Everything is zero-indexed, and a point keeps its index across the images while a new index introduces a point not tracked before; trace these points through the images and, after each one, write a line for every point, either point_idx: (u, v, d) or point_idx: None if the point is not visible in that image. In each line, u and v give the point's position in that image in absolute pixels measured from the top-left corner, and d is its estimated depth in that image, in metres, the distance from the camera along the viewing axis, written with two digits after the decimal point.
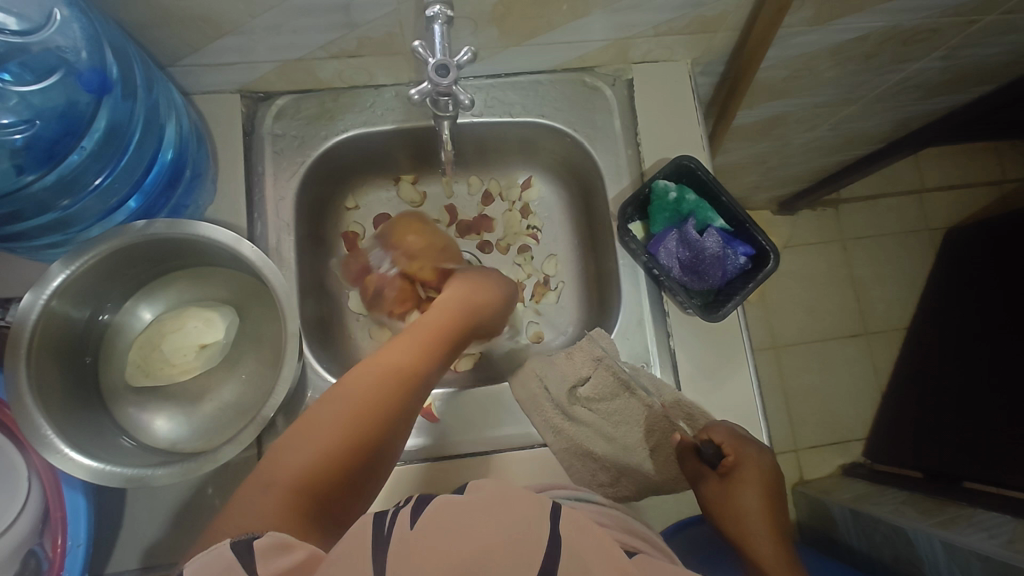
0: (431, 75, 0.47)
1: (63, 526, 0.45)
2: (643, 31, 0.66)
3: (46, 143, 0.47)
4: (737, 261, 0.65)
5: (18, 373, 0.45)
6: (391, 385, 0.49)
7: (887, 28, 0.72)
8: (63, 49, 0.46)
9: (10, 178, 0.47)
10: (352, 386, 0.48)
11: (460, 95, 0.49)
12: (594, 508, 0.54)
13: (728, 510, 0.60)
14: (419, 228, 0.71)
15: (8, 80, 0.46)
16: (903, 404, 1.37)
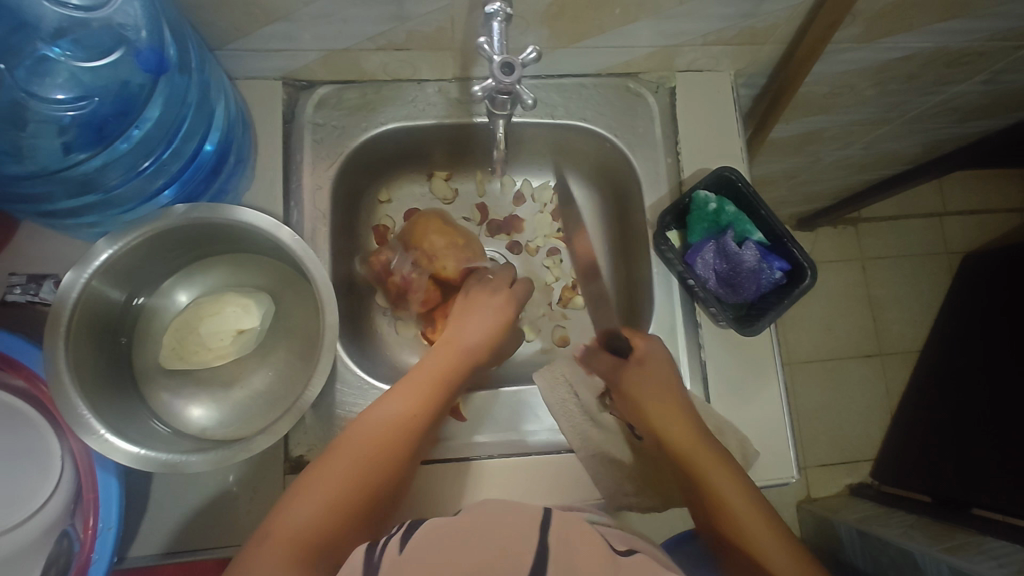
0: (495, 71, 0.46)
1: (94, 508, 0.44)
2: (691, 39, 0.66)
3: (100, 122, 0.48)
4: (772, 276, 0.63)
5: (56, 351, 0.45)
6: (394, 444, 0.51)
7: (935, 49, 0.72)
8: (123, 27, 0.46)
9: (59, 156, 0.48)
10: (355, 445, 0.50)
11: (523, 94, 0.48)
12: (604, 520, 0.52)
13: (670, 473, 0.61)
14: (441, 227, 0.72)
15: (71, 56, 0.47)
16: (915, 427, 1.36)
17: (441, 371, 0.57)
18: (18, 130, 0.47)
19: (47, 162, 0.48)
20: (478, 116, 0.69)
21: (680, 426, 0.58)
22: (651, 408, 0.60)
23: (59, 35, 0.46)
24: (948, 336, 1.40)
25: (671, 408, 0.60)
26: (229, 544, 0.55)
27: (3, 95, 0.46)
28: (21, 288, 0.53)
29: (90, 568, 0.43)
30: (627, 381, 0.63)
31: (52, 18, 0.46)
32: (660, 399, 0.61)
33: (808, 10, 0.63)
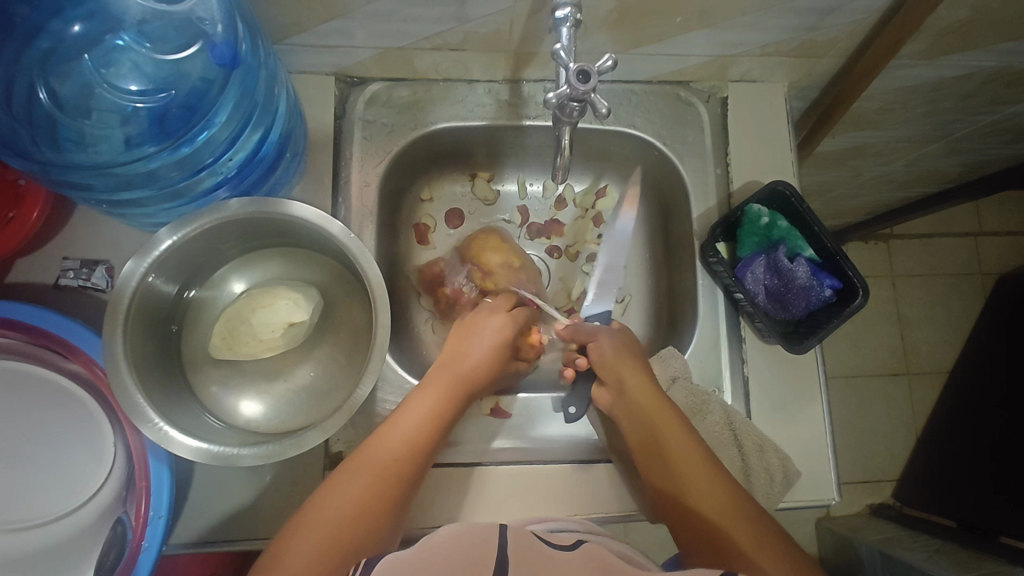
0: (572, 78, 0.45)
1: (146, 495, 0.45)
2: (748, 50, 0.65)
3: (173, 114, 0.48)
4: (822, 293, 0.62)
5: (114, 338, 0.45)
6: (382, 492, 0.49)
7: (996, 68, 0.70)
8: (202, 21, 0.46)
9: (130, 147, 0.48)
10: (342, 495, 0.48)
11: (598, 103, 0.46)
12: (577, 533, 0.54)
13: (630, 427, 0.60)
14: (499, 245, 0.71)
15: (148, 48, 0.48)
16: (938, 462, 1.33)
17: (435, 408, 0.54)
18: (91, 116, 0.48)
19: (119, 152, 0.48)
20: (528, 119, 0.69)
21: (650, 408, 0.58)
22: (631, 386, 0.60)
23: (141, 26, 0.47)
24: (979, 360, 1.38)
25: (643, 388, 0.60)
26: (268, 536, 0.56)
27: (79, 82, 0.48)
28: (74, 272, 0.55)
29: (140, 555, 0.44)
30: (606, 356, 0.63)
31: (133, 10, 0.46)
32: (633, 377, 0.61)
33: (872, 25, 0.61)
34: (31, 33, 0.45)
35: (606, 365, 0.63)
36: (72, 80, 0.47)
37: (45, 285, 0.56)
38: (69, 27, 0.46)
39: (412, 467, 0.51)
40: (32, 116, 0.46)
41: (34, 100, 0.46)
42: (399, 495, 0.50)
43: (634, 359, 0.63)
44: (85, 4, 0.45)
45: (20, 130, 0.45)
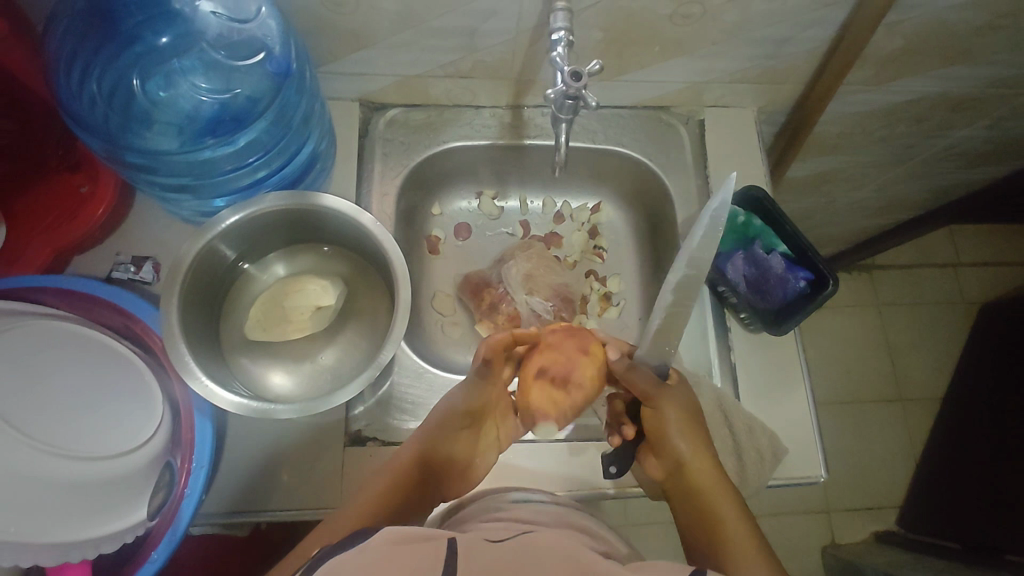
0: (567, 78, 0.53)
1: (190, 448, 0.50)
2: (719, 77, 0.75)
3: (231, 116, 0.57)
4: (797, 285, 0.68)
5: (170, 306, 0.51)
6: (407, 486, 0.54)
7: (938, 93, 0.80)
8: (263, 39, 0.56)
9: (194, 142, 0.56)
10: (353, 509, 0.52)
11: (589, 98, 0.55)
12: (535, 507, 0.56)
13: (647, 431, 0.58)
14: (538, 254, 0.81)
15: (217, 59, 0.57)
16: (935, 478, 1.37)
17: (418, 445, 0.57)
18: (160, 108, 0.56)
19: (185, 145, 0.56)
20: (529, 139, 0.78)
21: (689, 442, 0.57)
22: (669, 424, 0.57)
23: (217, 39, 0.56)
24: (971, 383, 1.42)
25: (687, 431, 0.58)
26: (291, 509, 0.59)
27: (156, 84, 0.56)
28: (124, 266, 0.62)
29: (182, 503, 0.49)
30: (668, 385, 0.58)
31: (212, 27, 0.56)
32: (677, 421, 0.57)
33: (823, 53, 0.72)
34: (128, 39, 0.54)
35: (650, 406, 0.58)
36: (150, 79, 0.56)
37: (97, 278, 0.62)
38: (157, 38, 0.55)
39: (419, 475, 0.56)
40: (113, 97, 0.55)
41: (119, 84, 0.55)
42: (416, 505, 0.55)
43: (691, 411, 0.59)
44: (173, 22, 0.55)
45: (105, 119, 0.54)
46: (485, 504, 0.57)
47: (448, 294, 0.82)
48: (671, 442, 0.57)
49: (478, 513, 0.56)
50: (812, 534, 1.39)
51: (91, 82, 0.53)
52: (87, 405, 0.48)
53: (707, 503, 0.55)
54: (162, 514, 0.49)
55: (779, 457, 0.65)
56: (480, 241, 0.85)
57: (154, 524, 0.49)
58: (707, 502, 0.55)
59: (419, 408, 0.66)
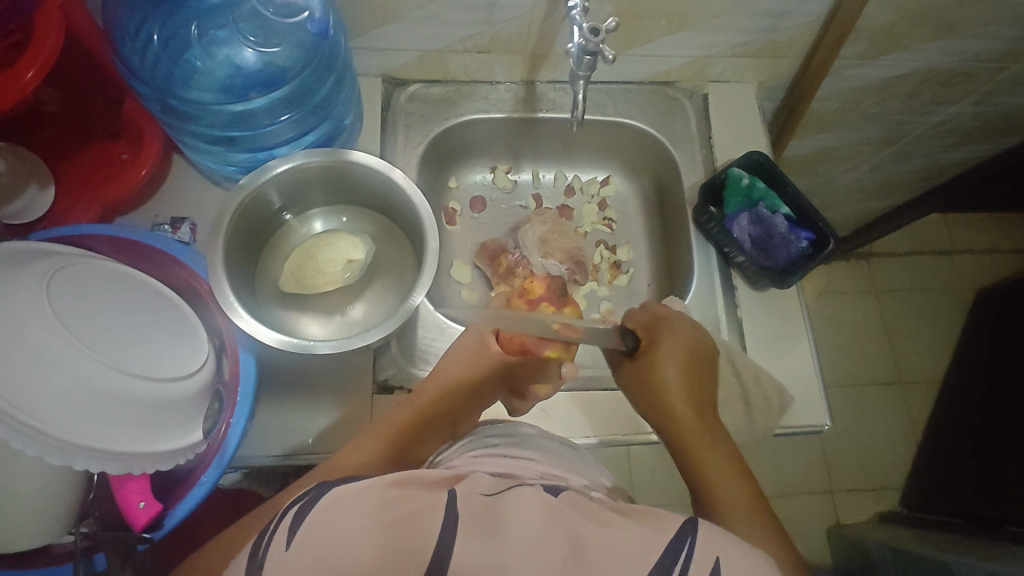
0: (586, 32, 0.57)
1: (236, 380, 0.54)
2: (722, 51, 0.79)
3: (272, 73, 0.61)
4: (799, 244, 0.72)
5: (215, 247, 0.55)
6: (415, 432, 0.58)
7: (929, 68, 0.84)
8: (305, 2, 0.60)
9: (236, 95, 0.61)
10: (362, 445, 0.56)
11: (606, 51, 0.58)
12: (526, 445, 0.58)
13: (645, 379, 0.63)
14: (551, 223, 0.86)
15: (260, 19, 0.61)
16: (935, 457, 1.40)
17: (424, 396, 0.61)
18: (206, 63, 0.61)
19: (227, 97, 0.60)
20: (542, 112, 0.82)
21: (683, 399, 0.62)
22: (672, 377, 0.62)
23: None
24: (968, 362, 1.46)
25: (685, 385, 0.62)
26: (324, 453, 0.63)
27: (204, 40, 0.61)
28: (163, 227, 0.66)
29: (230, 429, 0.52)
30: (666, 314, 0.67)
31: None
32: (678, 373, 0.63)
33: (820, 26, 0.76)
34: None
35: (651, 355, 0.64)
36: (199, 36, 0.60)
37: None
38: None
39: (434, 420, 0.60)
40: (165, 49, 0.59)
41: (172, 38, 0.59)
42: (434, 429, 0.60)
43: (695, 357, 0.65)
44: None
45: (155, 70, 0.59)
46: (477, 441, 0.60)
47: (465, 262, 0.86)
48: (658, 386, 0.62)
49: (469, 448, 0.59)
50: (817, 514, 1.42)
51: (148, 34, 0.58)
52: (141, 334, 0.49)
53: (702, 453, 0.58)
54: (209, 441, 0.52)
55: (786, 403, 0.69)
56: (495, 213, 0.89)
57: (200, 451, 0.52)
58: (703, 453, 0.58)
59: None
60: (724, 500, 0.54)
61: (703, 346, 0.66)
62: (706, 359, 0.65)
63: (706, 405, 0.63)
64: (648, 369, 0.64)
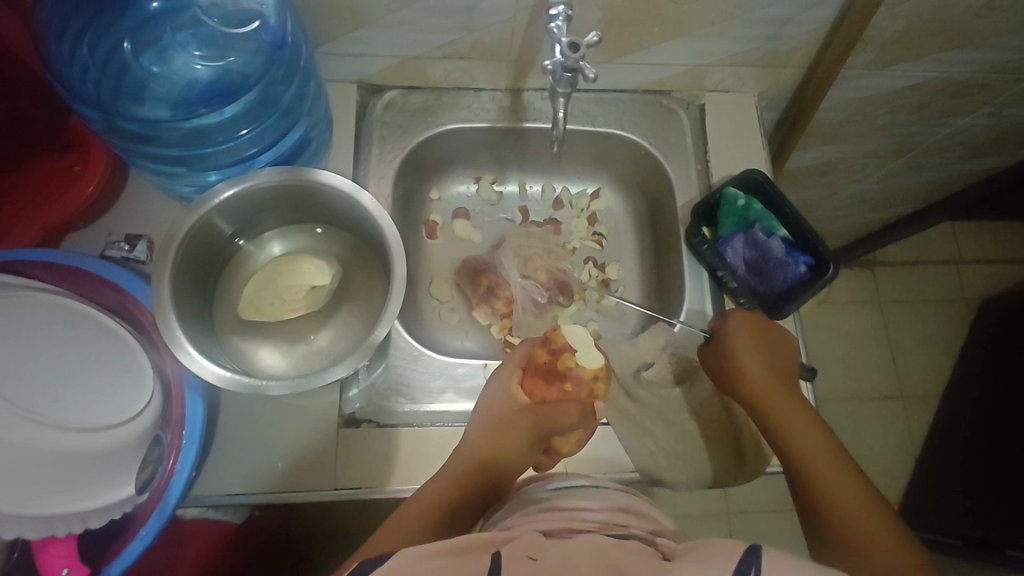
0: (564, 50, 0.53)
1: (182, 424, 0.50)
2: (720, 59, 0.74)
3: (224, 85, 0.58)
4: (798, 269, 0.67)
5: (162, 279, 0.50)
6: (463, 495, 0.56)
7: (940, 79, 0.79)
8: (259, 7, 0.57)
9: (186, 111, 0.57)
10: (411, 511, 0.54)
11: (587, 70, 0.54)
12: (581, 493, 0.54)
13: (732, 364, 0.61)
14: (534, 238, 0.81)
15: (212, 28, 0.58)
16: (929, 472, 1.36)
17: (469, 448, 0.58)
18: (156, 81, 0.57)
19: (177, 113, 0.57)
20: (528, 122, 0.77)
21: (765, 382, 0.58)
22: (751, 367, 0.59)
23: (212, 6, 0.57)
24: (965, 373, 1.42)
25: (769, 375, 0.59)
26: (284, 491, 0.59)
27: (152, 55, 0.57)
28: (118, 245, 0.61)
29: (173, 479, 0.49)
30: (733, 321, 0.63)
31: None
32: (760, 364, 0.59)
33: (825, 35, 0.71)
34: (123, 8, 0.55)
35: (728, 344, 0.62)
36: (144, 51, 0.57)
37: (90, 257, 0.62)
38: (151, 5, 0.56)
39: (479, 478, 0.56)
40: (108, 65, 0.56)
41: (115, 52, 0.56)
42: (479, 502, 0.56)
43: (767, 340, 0.62)
44: None
45: (99, 89, 0.55)
46: (524, 497, 0.56)
47: (445, 279, 0.81)
48: (749, 376, 0.59)
49: (516, 506, 0.55)
50: None
51: (84, 49, 0.54)
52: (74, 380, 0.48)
53: (788, 429, 0.55)
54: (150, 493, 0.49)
55: (780, 440, 0.65)
56: (479, 227, 0.84)
57: (141, 501, 0.49)
58: (792, 427, 0.55)
59: (414, 390, 0.65)
60: (853, 512, 0.50)
61: (775, 332, 0.63)
62: (781, 349, 0.62)
63: (793, 387, 0.59)
64: (723, 350, 0.62)
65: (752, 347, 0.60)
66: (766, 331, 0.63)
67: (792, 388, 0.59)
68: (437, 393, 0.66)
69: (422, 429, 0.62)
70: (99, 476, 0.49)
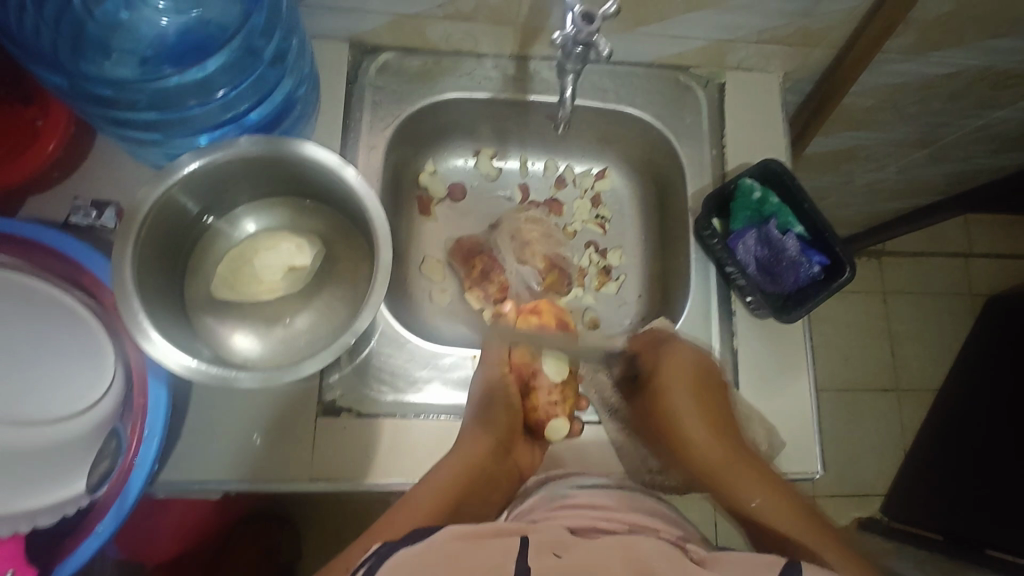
0: (577, 20, 0.48)
1: (144, 412, 0.47)
2: (746, 35, 0.68)
3: (194, 45, 0.53)
4: (811, 270, 0.63)
5: (123, 258, 0.47)
6: (464, 492, 0.53)
7: (981, 68, 0.73)
8: None
9: (153, 71, 0.52)
10: (416, 504, 0.51)
11: (600, 45, 0.50)
12: (597, 491, 0.53)
13: (658, 407, 0.66)
14: (536, 220, 0.77)
15: None
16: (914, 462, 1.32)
17: (456, 455, 0.56)
18: (118, 36, 0.53)
19: (142, 74, 0.52)
20: (533, 94, 0.71)
21: (699, 424, 0.62)
22: (682, 408, 0.64)
23: None
24: (957, 365, 1.37)
25: (699, 418, 0.63)
26: (257, 478, 0.56)
27: (115, 9, 0.52)
28: (84, 211, 0.57)
29: (134, 470, 0.47)
30: (664, 362, 0.66)
31: None
32: (695, 410, 0.63)
33: (863, 15, 0.65)
34: None
35: (660, 387, 0.66)
36: (104, 2, 0.52)
37: (55, 222, 0.57)
38: None
39: (477, 483, 0.56)
40: (61, 21, 0.51)
41: (67, 8, 0.50)
42: (496, 473, 0.59)
43: (702, 384, 0.64)
44: None
45: (55, 44, 0.50)
46: (546, 492, 0.55)
47: (438, 258, 0.77)
48: (677, 421, 0.64)
49: (540, 501, 0.54)
50: None
51: (33, 5, 0.49)
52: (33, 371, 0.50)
53: (732, 480, 0.58)
54: (111, 483, 0.47)
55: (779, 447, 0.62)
56: (475, 204, 0.80)
57: (101, 493, 0.48)
58: (738, 475, 0.58)
59: (398, 379, 0.62)
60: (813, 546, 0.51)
61: (716, 377, 0.64)
62: (716, 382, 0.64)
63: (725, 424, 0.63)
64: (652, 400, 0.66)
65: (684, 376, 0.64)
66: (715, 376, 0.64)
67: (722, 425, 0.62)
68: (421, 383, 0.62)
69: (407, 421, 0.60)
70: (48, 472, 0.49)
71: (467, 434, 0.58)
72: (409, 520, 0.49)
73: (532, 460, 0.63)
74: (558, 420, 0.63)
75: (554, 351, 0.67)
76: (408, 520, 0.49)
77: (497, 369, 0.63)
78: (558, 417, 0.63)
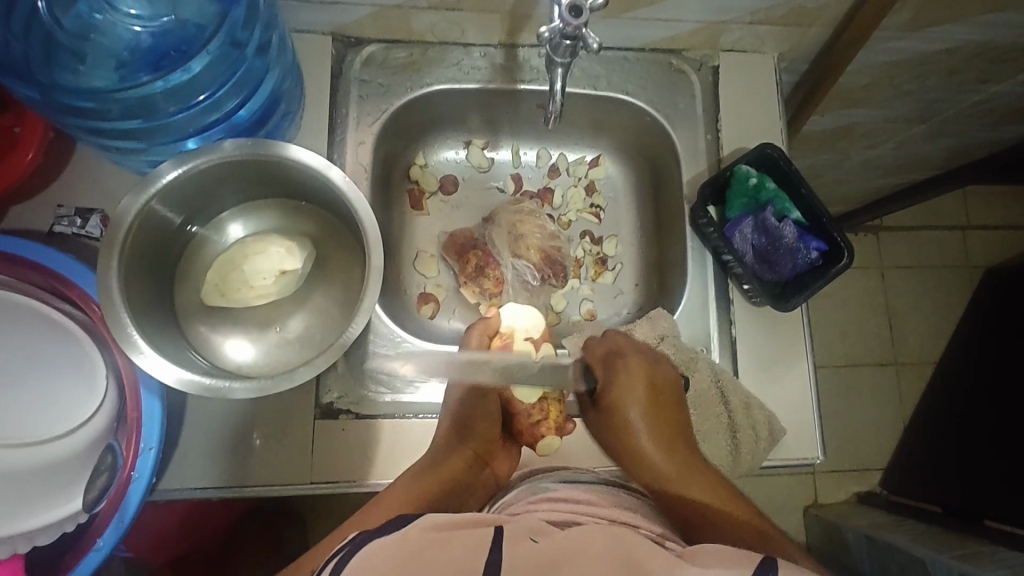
0: (565, 12, 0.47)
1: (139, 427, 0.47)
2: (739, 16, 0.66)
3: (171, 48, 0.52)
4: (808, 256, 0.63)
5: (109, 271, 0.46)
6: (440, 489, 0.54)
7: (981, 42, 0.71)
8: None
9: (129, 78, 0.51)
10: (397, 494, 0.52)
11: (589, 38, 0.49)
12: (579, 486, 0.53)
13: (612, 423, 0.60)
14: (532, 213, 0.76)
15: None
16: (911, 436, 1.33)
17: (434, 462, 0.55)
18: (92, 41, 0.51)
19: (119, 81, 0.51)
20: (522, 83, 0.69)
21: (651, 436, 0.58)
22: (634, 418, 0.59)
23: None
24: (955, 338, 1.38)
25: (649, 413, 0.59)
26: (255, 483, 0.56)
27: (88, 15, 0.51)
28: (68, 219, 0.56)
29: (130, 485, 0.47)
30: (617, 367, 0.62)
31: None
32: (645, 418, 0.59)
33: None
34: None
35: (611, 401, 0.61)
36: (75, 6, 0.50)
37: (39, 232, 0.56)
38: None
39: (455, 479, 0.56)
40: (32, 30, 0.49)
41: (36, 16, 0.49)
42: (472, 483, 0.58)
43: (656, 391, 0.61)
44: None
45: (27, 55, 0.49)
46: (530, 487, 0.55)
47: (432, 253, 0.76)
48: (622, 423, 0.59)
49: (520, 496, 0.54)
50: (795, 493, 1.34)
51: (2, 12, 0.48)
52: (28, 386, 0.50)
53: (690, 490, 0.53)
54: (108, 499, 0.47)
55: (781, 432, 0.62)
56: (468, 196, 0.78)
57: (98, 509, 0.47)
58: (691, 482, 0.54)
59: (396, 380, 0.61)
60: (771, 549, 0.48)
61: (671, 385, 0.61)
62: (673, 391, 0.61)
63: (675, 432, 0.59)
64: (606, 415, 0.60)
65: (637, 384, 0.60)
66: (677, 390, 0.61)
67: (674, 432, 0.59)
68: (419, 383, 0.61)
69: (404, 421, 0.59)
70: (49, 488, 0.50)
71: (442, 434, 0.58)
72: (387, 509, 0.51)
73: (511, 467, 0.62)
74: (546, 441, 0.61)
75: (520, 365, 0.63)
76: (388, 508, 0.51)
77: (475, 376, 0.62)
78: (547, 435, 0.60)
